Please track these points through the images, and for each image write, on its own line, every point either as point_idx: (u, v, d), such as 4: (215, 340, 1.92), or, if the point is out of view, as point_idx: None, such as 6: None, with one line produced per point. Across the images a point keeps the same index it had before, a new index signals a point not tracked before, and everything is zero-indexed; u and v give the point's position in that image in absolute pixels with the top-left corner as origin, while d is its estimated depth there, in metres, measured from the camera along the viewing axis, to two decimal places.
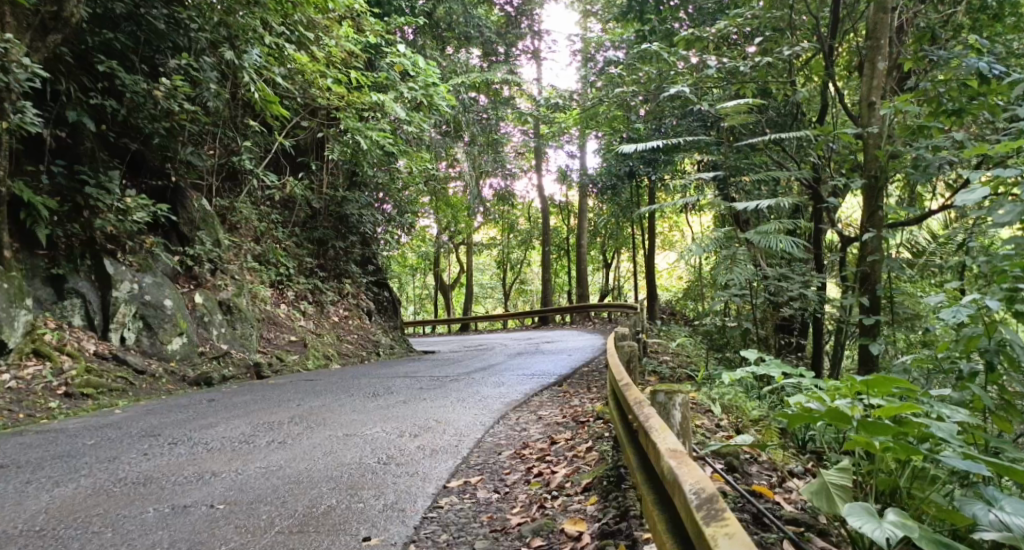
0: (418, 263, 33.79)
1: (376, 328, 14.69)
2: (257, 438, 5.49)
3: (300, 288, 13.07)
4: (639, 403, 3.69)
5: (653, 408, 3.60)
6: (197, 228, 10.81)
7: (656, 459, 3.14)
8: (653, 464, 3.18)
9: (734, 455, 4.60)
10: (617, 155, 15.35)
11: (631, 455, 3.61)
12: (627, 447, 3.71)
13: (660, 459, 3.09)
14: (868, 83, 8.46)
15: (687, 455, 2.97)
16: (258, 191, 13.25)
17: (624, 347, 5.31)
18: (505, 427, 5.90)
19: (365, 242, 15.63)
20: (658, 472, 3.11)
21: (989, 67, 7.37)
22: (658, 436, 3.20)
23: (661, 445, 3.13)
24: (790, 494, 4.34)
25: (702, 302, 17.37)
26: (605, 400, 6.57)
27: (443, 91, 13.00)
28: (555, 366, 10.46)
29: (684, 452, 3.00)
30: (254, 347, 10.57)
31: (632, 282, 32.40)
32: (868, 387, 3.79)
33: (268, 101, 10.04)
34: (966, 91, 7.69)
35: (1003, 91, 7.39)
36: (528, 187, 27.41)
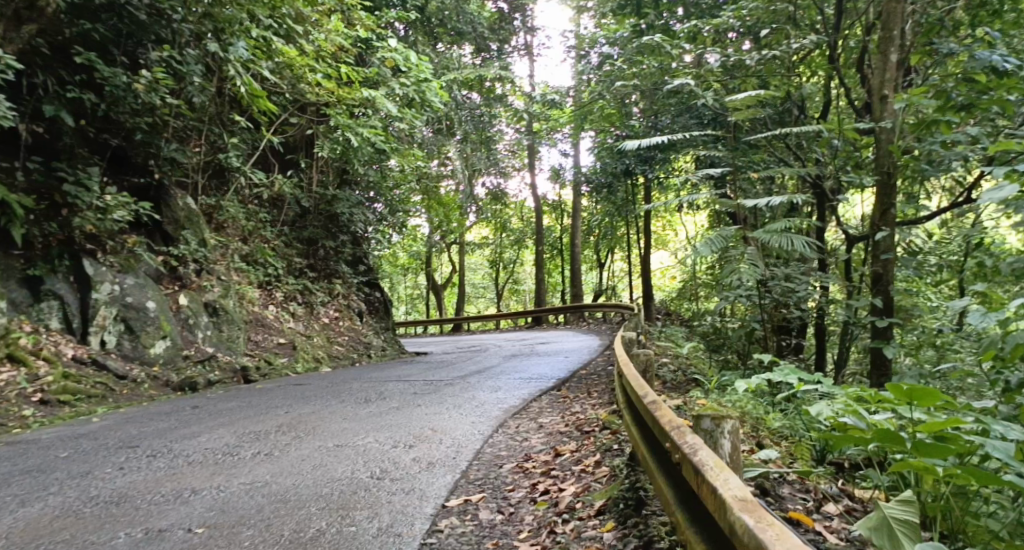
0: (410, 263, 33.50)
1: (367, 329, 14.35)
2: (241, 450, 5.15)
3: (289, 289, 12.72)
4: (678, 430, 3.21)
5: (695, 437, 3.12)
6: (182, 227, 10.44)
7: (717, 509, 2.64)
8: (713, 515, 2.69)
9: (765, 476, 4.07)
10: (613, 152, 15.13)
11: (673, 496, 3.13)
12: (665, 483, 3.24)
13: (723, 511, 2.60)
14: (880, 76, 8.35)
15: (765, 511, 2.48)
16: (246, 189, 12.90)
17: (639, 355, 5.02)
18: (505, 437, 5.61)
19: (356, 241, 15.30)
20: (722, 526, 2.61)
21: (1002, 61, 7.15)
22: (718, 478, 2.70)
23: (724, 490, 2.63)
24: (830, 523, 3.81)
25: (699, 302, 17.16)
26: (610, 407, 6.28)
27: (435, 87, 12.72)
28: (553, 369, 10.12)
29: (759, 506, 2.50)
30: (241, 350, 10.22)
31: (625, 281, 32.23)
32: (910, 399, 3.48)
33: (255, 96, 9.71)
34: (975, 86, 7.46)
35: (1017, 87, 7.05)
36: (521, 186, 27.14)
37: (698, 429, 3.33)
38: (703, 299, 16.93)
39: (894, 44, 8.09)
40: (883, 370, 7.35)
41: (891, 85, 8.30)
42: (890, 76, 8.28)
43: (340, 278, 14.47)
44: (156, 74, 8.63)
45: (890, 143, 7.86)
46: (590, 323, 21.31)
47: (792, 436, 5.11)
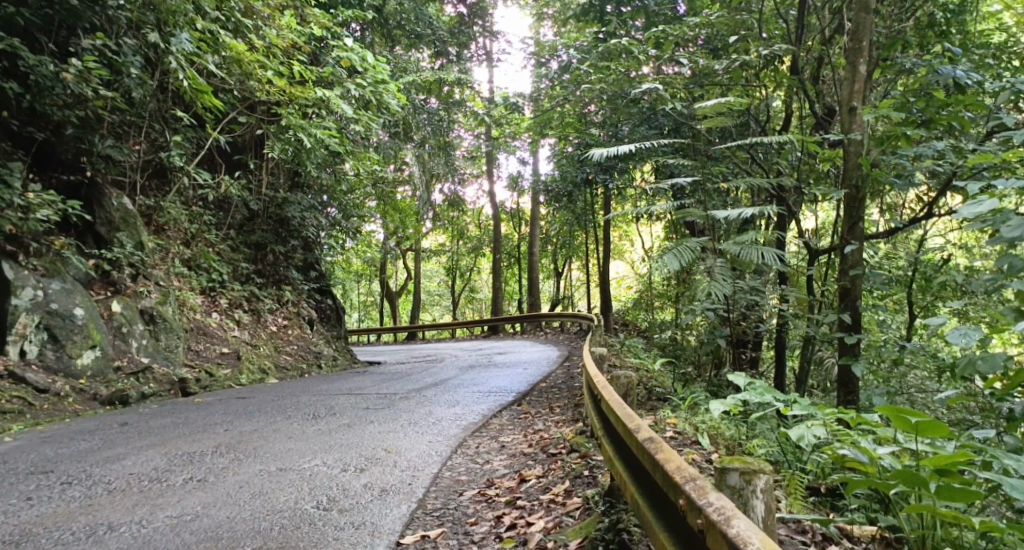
0: (363, 269, 32.78)
1: (317, 338, 13.78)
2: (170, 477, 4.63)
3: (235, 296, 12.10)
4: (693, 482, 2.73)
5: (717, 492, 2.66)
6: (117, 229, 9.76)
7: None
8: None
9: None
10: (573, 160, 14.88)
11: None
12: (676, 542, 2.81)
13: None
14: (849, 86, 7.87)
15: None
16: (189, 190, 12.25)
17: (621, 377, 4.75)
18: (465, 459, 5.22)
19: (307, 246, 14.73)
20: None
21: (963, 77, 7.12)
22: None
23: None
24: None
25: (656, 312, 17.05)
26: (575, 426, 5.97)
27: (393, 89, 12.27)
28: (513, 382, 9.72)
29: None
30: (180, 360, 9.61)
31: (581, 290, 32.14)
32: (916, 432, 3.30)
33: (199, 92, 9.14)
34: (936, 101, 7.40)
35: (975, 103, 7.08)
36: (478, 193, 26.77)
37: (722, 485, 2.79)
38: (660, 310, 16.83)
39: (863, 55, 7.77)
40: (848, 390, 6.93)
41: (858, 96, 7.93)
42: (860, 87, 7.85)
43: (290, 285, 13.85)
44: (86, 62, 7.96)
45: (856, 156, 7.74)
46: (547, 332, 21.03)
47: (769, 461, 4.84)
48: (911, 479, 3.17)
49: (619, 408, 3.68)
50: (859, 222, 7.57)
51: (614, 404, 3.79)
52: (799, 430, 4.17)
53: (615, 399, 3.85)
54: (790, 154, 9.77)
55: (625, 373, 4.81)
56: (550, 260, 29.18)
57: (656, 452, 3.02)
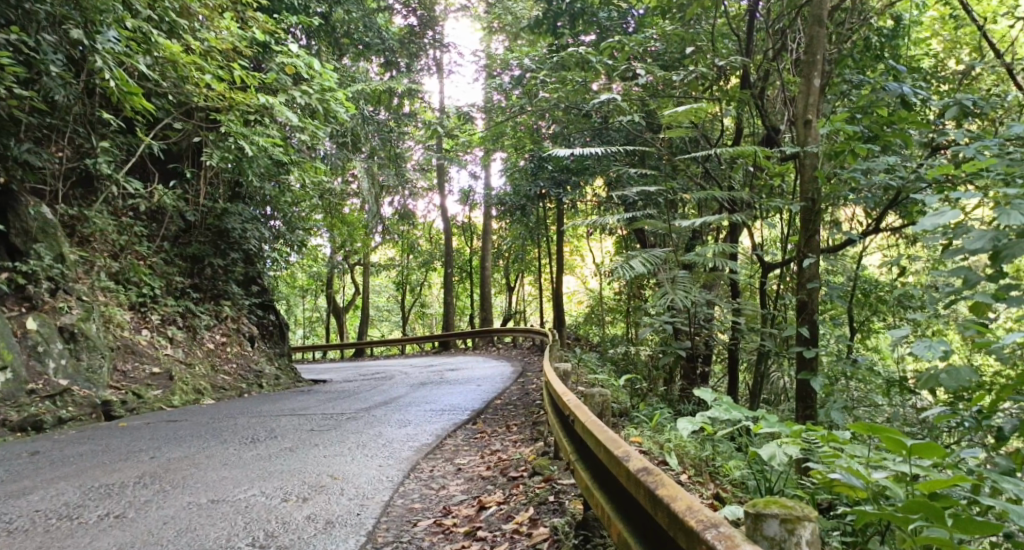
0: (308, 284, 31.96)
1: (259, 356, 13.12)
2: (82, 514, 4.17)
3: (168, 311, 11.40)
4: (715, 527, 2.35)
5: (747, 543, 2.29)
6: (34, 240, 9.06)
7: None
8: None
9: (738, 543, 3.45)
10: (525, 172, 14.65)
11: None
12: None
13: None
14: (803, 98, 7.54)
15: None
16: (119, 200, 11.55)
17: (594, 396, 4.44)
18: (418, 484, 4.82)
19: (249, 260, 14.07)
20: None
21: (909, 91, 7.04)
22: None
23: None
24: None
25: (609, 327, 16.87)
26: (535, 446, 5.61)
27: (341, 98, 11.81)
28: (465, 399, 9.32)
29: None
30: (104, 382, 8.93)
31: (533, 306, 31.90)
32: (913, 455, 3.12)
33: (128, 94, 8.55)
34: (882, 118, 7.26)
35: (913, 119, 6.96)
36: (428, 207, 26.35)
37: (759, 535, 2.61)
38: (613, 324, 16.65)
39: (818, 66, 7.63)
40: (809, 404, 6.75)
41: (814, 109, 7.54)
42: (814, 100, 7.54)
43: (229, 300, 13.16)
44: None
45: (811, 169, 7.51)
46: (499, 348, 20.68)
47: (742, 481, 4.55)
48: (917, 508, 2.96)
49: (601, 432, 3.25)
50: (816, 235, 7.33)
51: (594, 427, 3.35)
52: (770, 448, 3.80)
53: (593, 420, 3.42)
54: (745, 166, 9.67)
55: (596, 390, 4.46)
56: (501, 275, 28.85)
57: (662, 489, 2.61)
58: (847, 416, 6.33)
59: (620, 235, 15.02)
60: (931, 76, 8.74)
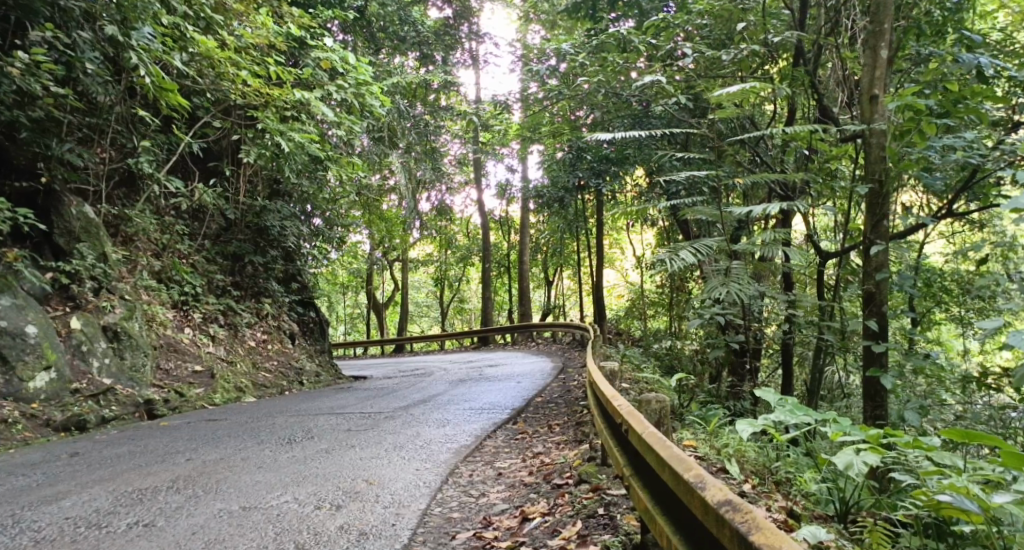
0: (348, 280, 32.11)
1: (300, 353, 13.06)
2: (112, 522, 4.05)
3: (210, 310, 11.38)
4: None
5: None
6: (77, 239, 9.08)
7: None
8: None
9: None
10: (564, 164, 14.29)
11: None
12: None
13: None
14: (868, 73, 7.03)
15: None
16: (160, 198, 11.57)
17: (651, 403, 4.10)
18: (457, 491, 4.60)
19: (288, 257, 14.03)
20: None
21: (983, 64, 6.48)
22: None
23: None
24: None
25: (651, 320, 16.47)
26: (582, 450, 5.32)
27: (377, 91, 11.62)
28: (506, 397, 9.06)
29: None
30: (147, 381, 8.91)
31: (573, 300, 31.56)
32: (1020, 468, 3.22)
33: (164, 90, 8.43)
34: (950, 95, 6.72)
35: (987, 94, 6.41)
36: (466, 201, 26.14)
37: None
38: (656, 318, 16.24)
39: (885, 39, 7.03)
40: (877, 404, 6.30)
41: (880, 84, 6.96)
42: (880, 76, 7.02)
43: (270, 298, 13.11)
44: (34, 55, 7.28)
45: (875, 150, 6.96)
46: (539, 344, 20.40)
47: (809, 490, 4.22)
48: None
49: (665, 451, 2.89)
50: (883, 222, 6.83)
51: (655, 443, 3.00)
52: (846, 457, 3.62)
53: (654, 435, 3.06)
54: (799, 151, 9.18)
55: (654, 395, 4.09)
56: (540, 269, 28.56)
57: (757, 536, 2.26)
58: (921, 417, 5.87)
59: (663, 226, 14.58)
60: (1005, 50, 8.12)
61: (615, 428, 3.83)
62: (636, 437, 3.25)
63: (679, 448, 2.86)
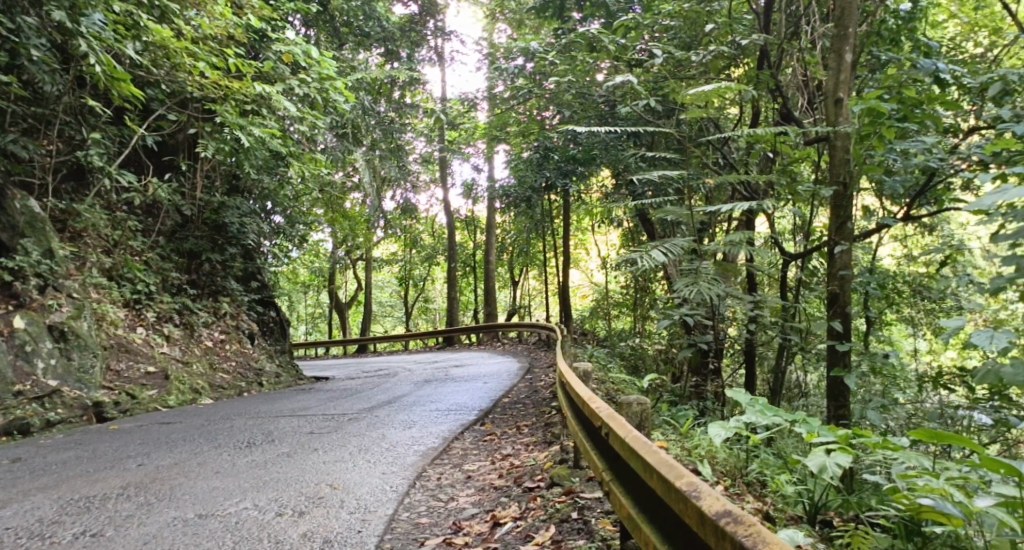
0: (310, 279, 31.66)
1: (259, 353, 12.73)
2: (56, 532, 3.81)
3: (164, 308, 11.02)
4: None
5: None
6: (21, 235, 8.66)
7: None
8: None
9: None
10: (531, 164, 14.20)
11: None
12: None
13: None
14: (833, 76, 7.04)
15: None
16: (112, 193, 11.18)
17: (635, 406, 3.90)
18: (425, 495, 4.46)
19: (248, 254, 13.68)
20: None
21: (944, 69, 6.52)
22: None
23: None
24: None
25: (616, 320, 16.49)
26: (551, 452, 5.21)
27: (340, 87, 11.38)
28: (472, 398, 8.91)
29: None
30: (96, 382, 8.57)
31: (538, 300, 31.56)
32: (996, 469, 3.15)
33: (115, 80, 8.11)
34: (912, 99, 6.77)
35: (948, 98, 6.48)
36: (431, 201, 25.94)
37: None
38: (621, 319, 16.27)
39: (852, 40, 7.03)
40: (842, 403, 6.32)
41: (846, 86, 6.96)
42: (845, 78, 7.03)
43: (227, 297, 12.76)
44: None
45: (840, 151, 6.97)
46: (505, 344, 20.32)
47: (783, 493, 4.16)
48: None
49: (654, 458, 2.74)
50: (847, 223, 6.86)
51: (644, 450, 2.84)
52: (819, 459, 3.50)
53: (641, 440, 2.91)
54: (765, 152, 9.21)
55: (633, 396, 3.85)
56: (505, 269, 28.48)
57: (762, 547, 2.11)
58: (885, 416, 5.90)
59: (629, 227, 14.60)
60: (965, 55, 8.24)
61: (593, 433, 3.67)
62: (619, 442, 3.10)
63: (669, 454, 2.71)
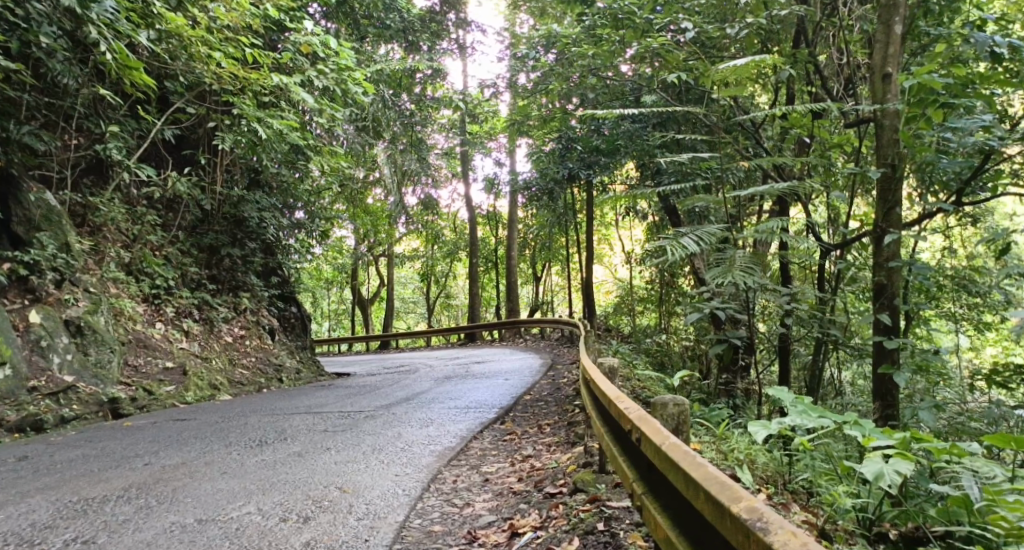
0: (334, 275, 31.69)
1: (280, 349, 12.54)
2: (46, 539, 3.63)
3: (183, 303, 10.86)
4: None
5: None
6: (37, 228, 8.53)
7: None
8: None
9: None
10: (554, 155, 13.84)
11: None
12: None
13: None
14: (881, 50, 6.54)
15: None
16: (131, 187, 11.05)
17: (670, 407, 3.46)
18: (439, 500, 4.22)
19: (268, 249, 13.51)
20: None
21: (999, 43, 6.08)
22: None
23: None
24: None
25: (640, 316, 16.13)
26: (576, 454, 4.89)
27: (359, 78, 11.11)
28: (493, 395, 8.63)
29: None
30: (113, 378, 8.42)
31: (561, 296, 31.23)
32: None
33: (128, 68, 7.91)
34: (965, 78, 6.32)
35: (1004, 77, 6.03)
36: (453, 196, 25.72)
37: None
38: (645, 314, 15.89)
39: (901, 13, 6.55)
40: (889, 403, 5.93)
41: (895, 62, 6.48)
42: (893, 53, 6.54)
43: (248, 291, 12.58)
44: None
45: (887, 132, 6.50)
46: (528, 340, 20.01)
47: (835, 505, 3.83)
48: None
49: (700, 476, 2.42)
50: (894, 209, 6.42)
51: (686, 464, 2.52)
52: (875, 467, 3.32)
53: (682, 451, 2.59)
54: (800, 137, 8.77)
55: (668, 397, 3.47)
56: (528, 265, 28.16)
57: None
58: (936, 417, 5.51)
59: (655, 221, 14.20)
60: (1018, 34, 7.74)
61: (621, 437, 3.36)
62: (654, 451, 2.78)
63: (718, 471, 2.39)
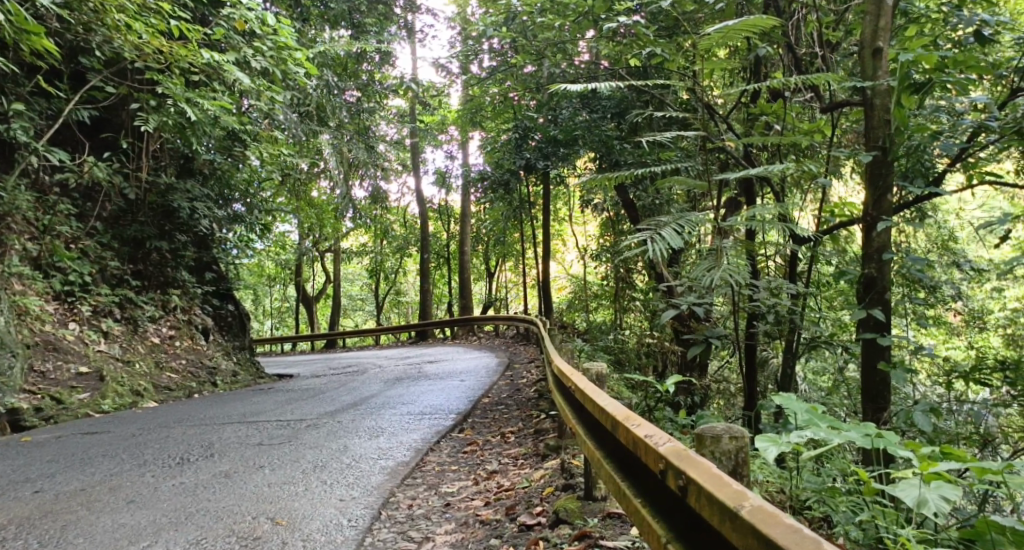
0: (277, 271, 30.46)
1: (214, 350, 11.58)
2: None
3: (102, 302, 9.84)
4: None
5: None
6: None
7: None
8: None
9: None
10: (510, 145, 13.18)
11: None
12: None
13: None
14: (872, 21, 6.06)
15: None
16: (42, 174, 9.97)
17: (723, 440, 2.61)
18: (391, 534, 3.56)
19: (201, 243, 12.49)
20: None
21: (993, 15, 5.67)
22: None
23: None
24: None
25: (598, 313, 15.61)
26: (550, 472, 4.23)
27: (299, 57, 10.19)
28: (449, 399, 7.92)
29: None
30: (15, 386, 7.47)
31: (514, 293, 30.68)
32: None
33: (26, 32, 6.96)
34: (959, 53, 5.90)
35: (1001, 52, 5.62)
36: (402, 190, 24.87)
37: None
38: (601, 312, 15.40)
39: None
40: (880, 403, 5.51)
41: (886, 35, 6.01)
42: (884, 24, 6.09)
43: (178, 288, 11.58)
44: None
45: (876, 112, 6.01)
46: (481, 338, 19.36)
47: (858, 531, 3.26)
48: None
49: None
50: (885, 194, 5.95)
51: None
52: (916, 493, 2.84)
53: (783, 526, 1.98)
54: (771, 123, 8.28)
55: (722, 428, 2.58)
56: (481, 261, 27.50)
57: None
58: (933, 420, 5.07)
59: (614, 215, 13.66)
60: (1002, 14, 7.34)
61: (641, 474, 2.71)
62: (721, 515, 2.15)
63: None
